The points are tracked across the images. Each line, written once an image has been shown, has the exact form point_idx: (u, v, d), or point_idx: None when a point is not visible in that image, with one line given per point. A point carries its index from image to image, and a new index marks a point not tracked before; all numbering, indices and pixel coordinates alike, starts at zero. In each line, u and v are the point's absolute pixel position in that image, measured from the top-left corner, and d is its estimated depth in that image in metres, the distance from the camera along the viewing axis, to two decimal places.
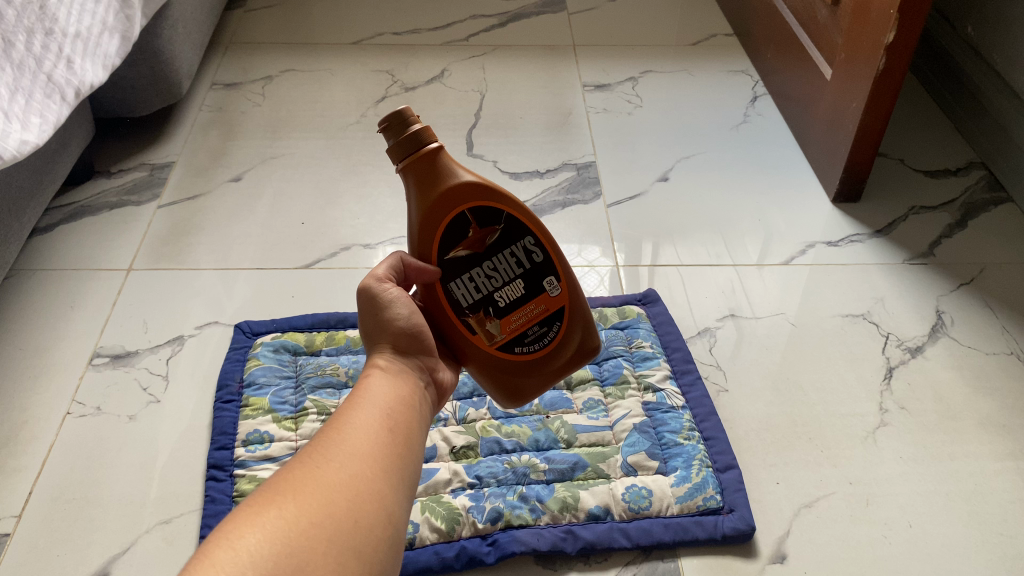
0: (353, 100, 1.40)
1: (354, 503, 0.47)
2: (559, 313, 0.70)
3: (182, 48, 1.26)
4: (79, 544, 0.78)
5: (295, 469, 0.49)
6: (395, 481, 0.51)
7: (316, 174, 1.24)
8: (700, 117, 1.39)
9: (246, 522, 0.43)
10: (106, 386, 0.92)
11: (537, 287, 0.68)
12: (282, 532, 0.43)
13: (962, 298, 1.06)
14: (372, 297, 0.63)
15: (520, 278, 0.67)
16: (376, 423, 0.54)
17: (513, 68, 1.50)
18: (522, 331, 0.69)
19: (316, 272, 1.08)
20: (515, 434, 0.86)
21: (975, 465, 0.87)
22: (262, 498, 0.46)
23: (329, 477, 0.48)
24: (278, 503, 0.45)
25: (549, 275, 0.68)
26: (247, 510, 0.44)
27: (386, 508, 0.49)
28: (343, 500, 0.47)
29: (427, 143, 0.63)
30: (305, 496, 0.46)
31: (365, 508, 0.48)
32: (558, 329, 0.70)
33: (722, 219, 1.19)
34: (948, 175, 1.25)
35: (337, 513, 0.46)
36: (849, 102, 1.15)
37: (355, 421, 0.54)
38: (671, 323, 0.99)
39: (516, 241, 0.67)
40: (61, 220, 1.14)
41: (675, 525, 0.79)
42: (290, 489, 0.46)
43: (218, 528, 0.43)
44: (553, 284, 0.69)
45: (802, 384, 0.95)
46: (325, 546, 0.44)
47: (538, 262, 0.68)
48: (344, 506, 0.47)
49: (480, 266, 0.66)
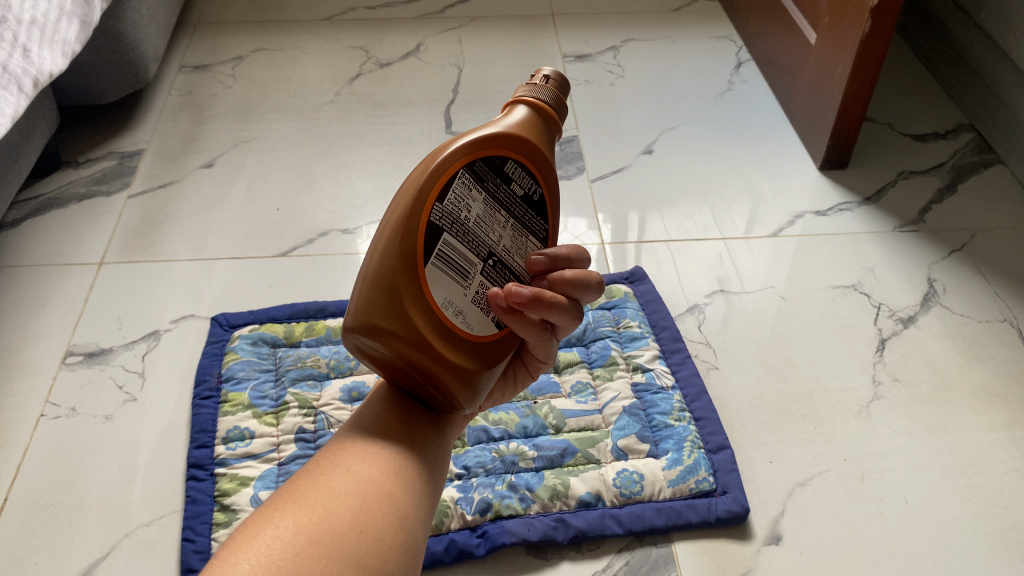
0: (327, 78, 1.37)
1: (359, 512, 0.44)
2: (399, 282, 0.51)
3: (147, 31, 1.22)
4: (58, 551, 0.76)
5: (299, 480, 0.46)
6: (407, 482, 0.48)
7: (291, 157, 1.21)
8: (683, 86, 1.36)
9: (241, 545, 0.40)
10: (80, 386, 0.89)
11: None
12: (279, 552, 0.40)
13: (953, 265, 1.04)
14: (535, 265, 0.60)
15: None
16: (387, 419, 0.51)
17: (490, 40, 1.46)
18: None
19: (294, 259, 1.05)
20: (503, 422, 0.84)
21: (970, 435, 0.86)
22: (262, 514, 0.43)
23: (334, 485, 0.45)
24: (276, 518, 0.42)
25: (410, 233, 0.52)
26: (244, 531, 0.42)
27: (398, 514, 0.45)
28: (346, 509, 0.44)
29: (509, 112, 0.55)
30: (305, 510, 0.43)
31: (373, 516, 0.44)
32: None
33: (708, 190, 1.16)
34: (937, 139, 1.23)
35: (341, 524, 0.43)
36: (834, 67, 1.12)
37: (364, 421, 0.51)
38: (659, 302, 0.97)
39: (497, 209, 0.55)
40: (29, 213, 1.10)
41: (668, 509, 0.77)
42: (290, 503, 0.44)
43: (215, 555, 0.41)
44: None
45: (794, 359, 0.93)
46: (326, 562, 0.41)
47: None
48: (349, 515, 0.44)
49: None
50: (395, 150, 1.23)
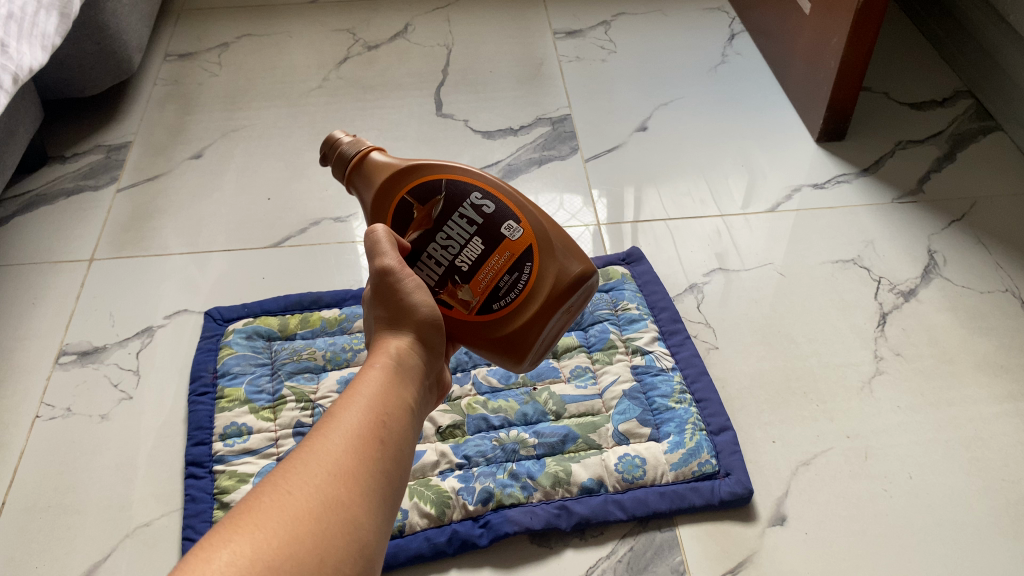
0: (314, 63, 1.34)
1: (319, 535, 0.43)
2: (527, 253, 0.62)
3: (129, 21, 1.20)
4: (59, 553, 0.75)
5: (262, 495, 0.44)
6: (373, 504, 0.47)
7: (281, 145, 1.19)
8: (676, 60, 1.34)
9: (200, 560, 0.39)
10: (75, 385, 0.88)
11: (495, 234, 0.62)
12: None
13: (953, 235, 1.03)
14: (394, 283, 0.60)
15: (476, 237, 0.62)
16: (364, 434, 0.50)
17: (480, 19, 1.44)
18: (493, 287, 0.62)
19: (287, 250, 1.03)
20: (503, 410, 0.83)
21: (974, 409, 0.85)
22: (221, 530, 0.41)
23: (297, 503, 0.43)
24: (233, 540, 0.41)
25: (506, 220, 0.62)
26: (196, 555, 0.40)
27: (362, 537, 0.44)
28: (309, 533, 0.42)
29: (366, 155, 0.64)
30: (268, 528, 0.42)
31: (333, 540, 0.43)
32: (530, 271, 0.62)
33: (705, 165, 1.15)
34: (935, 107, 1.21)
35: (300, 550, 0.41)
36: (829, 37, 1.10)
37: (341, 430, 0.49)
38: (657, 282, 0.96)
39: (463, 198, 0.62)
40: (17, 210, 1.09)
41: (671, 493, 0.77)
42: (250, 524, 0.42)
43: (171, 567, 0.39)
44: (513, 228, 0.62)
45: (795, 336, 0.92)
46: None
47: (490, 213, 0.62)
48: (311, 538, 0.42)
49: (433, 242, 0.62)
50: (386, 135, 1.21)
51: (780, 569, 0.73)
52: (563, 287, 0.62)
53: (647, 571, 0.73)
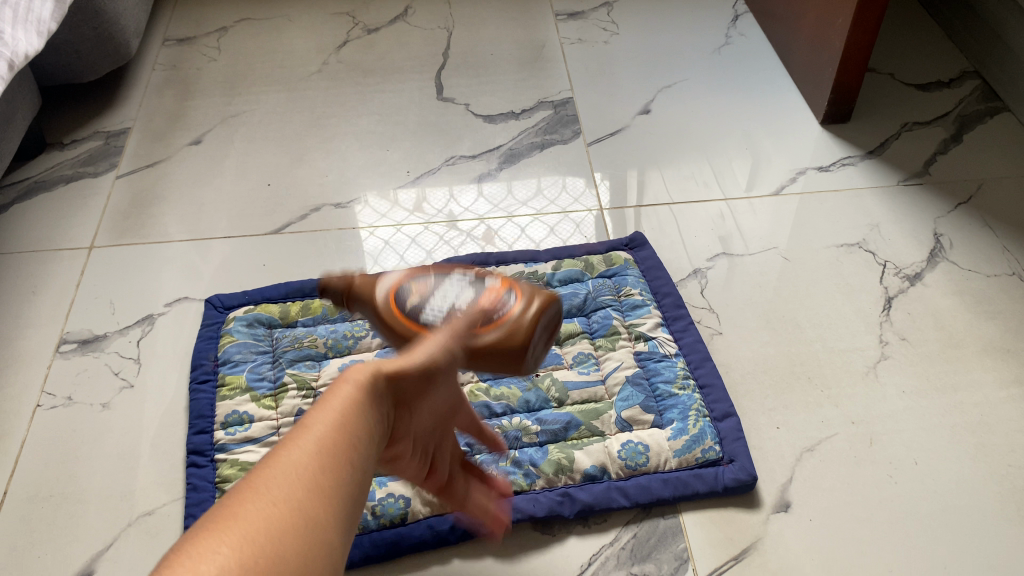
0: (314, 47, 1.33)
1: (301, 540, 0.42)
2: (513, 288, 0.63)
3: (127, 5, 1.18)
4: (61, 543, 0.75)
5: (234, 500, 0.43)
6: (346, 504, 0.47)
7: (280, 130, 1.18)
8: (679, 41, 1.32)
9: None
10: (75, 374, 0.88)
11: (483, 279, 0.64)
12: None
13: (960, 218, 1.02)
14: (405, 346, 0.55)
15: (467, 283, 0.63)
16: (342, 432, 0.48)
17: (481, 0, 1.42)
18: (491, 316, 0.60)
19: (287, 236, 1.03)
20: (505, 397, 0.82)
21: (980, 394, 0.84)
22: (195, 538, 0.41)
23: (274, 509, 0.43)
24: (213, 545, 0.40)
25: (488, 274, 0.64)
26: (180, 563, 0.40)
27: (332, 541, 0.44)
28: (287, 542, 0.42)
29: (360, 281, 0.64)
30: (247, 532, 0.41)
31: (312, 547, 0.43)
32: (521, 297, 0.62)
33: (709, 148, 1.14)
34: (941, 88, 1.19)
35: (280, 556, 0.41)
36: (834, 18, 1.08)
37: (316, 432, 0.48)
38: (660, 268, 0.95)
39: (448, 270, 0.65)
40: (16, 198, 1.08)
41: (674, 479, 0.77)
42: (223, 530, 0.41)
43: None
44: (492, 276, 0.64)
45: (799, 321, 0.92)
46: None
47: (473, 273, 0.65)
48: (293, 548, 0.42)
49: (428, 292, 0.62)
50: (386, 120, 1.20)
51: (784, 555, 0.73)
52: (532, 319, 0.61)
53: (650, 558, 0.73)
